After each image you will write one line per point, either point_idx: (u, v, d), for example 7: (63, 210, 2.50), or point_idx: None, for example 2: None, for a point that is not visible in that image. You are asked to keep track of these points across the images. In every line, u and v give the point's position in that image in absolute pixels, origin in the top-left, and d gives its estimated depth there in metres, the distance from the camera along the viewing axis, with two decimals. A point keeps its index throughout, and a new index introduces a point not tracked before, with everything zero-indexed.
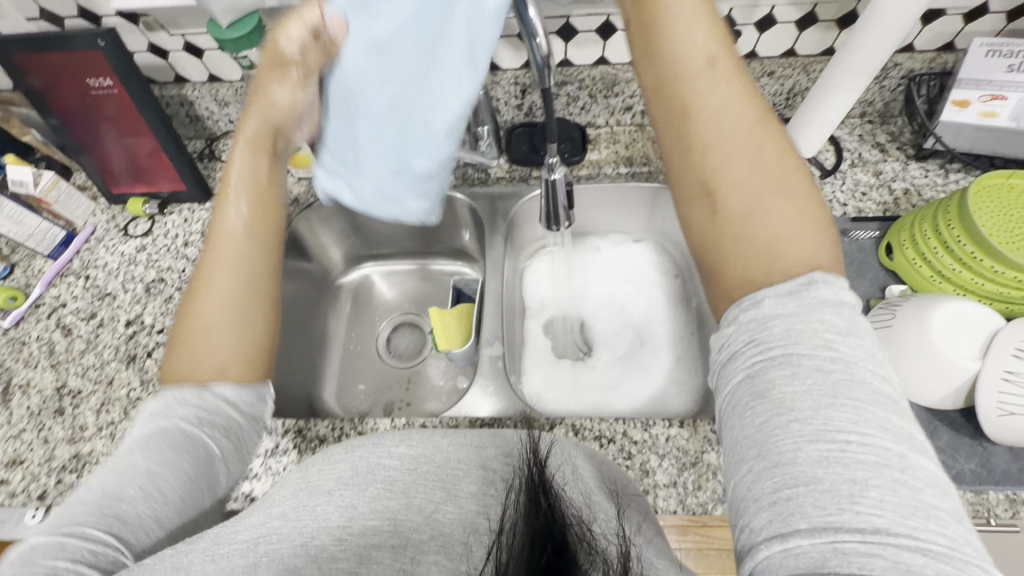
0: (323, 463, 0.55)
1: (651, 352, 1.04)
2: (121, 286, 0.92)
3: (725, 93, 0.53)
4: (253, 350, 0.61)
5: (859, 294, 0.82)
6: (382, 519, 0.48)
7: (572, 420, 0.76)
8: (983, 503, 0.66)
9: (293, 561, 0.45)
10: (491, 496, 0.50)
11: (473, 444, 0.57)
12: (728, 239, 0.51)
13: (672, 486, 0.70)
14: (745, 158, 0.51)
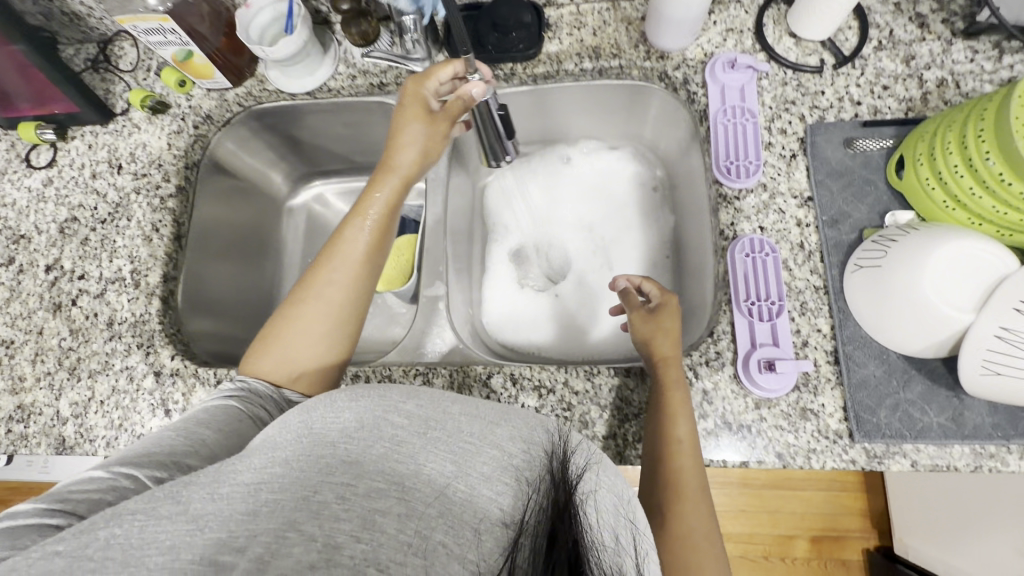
0: (326, 414, 0.46)
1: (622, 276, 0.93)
2: (34, 227, 0.85)
3: (675, 392, 0.62)
4: (325, 356, 0.65)
5: (853, 222, 0.70)
6: (390, 482, 0.40)
7: (511, 369, 0.71)
8: (945, 459, 0.62)
9: (292, 516, 0.37)
10: (504, 486, 0.41)
11: (487, 418, 0.46)
12: (684, 497, 0.57)
13: (611, 437, 0.67)
14: (701, 521, 0.56)
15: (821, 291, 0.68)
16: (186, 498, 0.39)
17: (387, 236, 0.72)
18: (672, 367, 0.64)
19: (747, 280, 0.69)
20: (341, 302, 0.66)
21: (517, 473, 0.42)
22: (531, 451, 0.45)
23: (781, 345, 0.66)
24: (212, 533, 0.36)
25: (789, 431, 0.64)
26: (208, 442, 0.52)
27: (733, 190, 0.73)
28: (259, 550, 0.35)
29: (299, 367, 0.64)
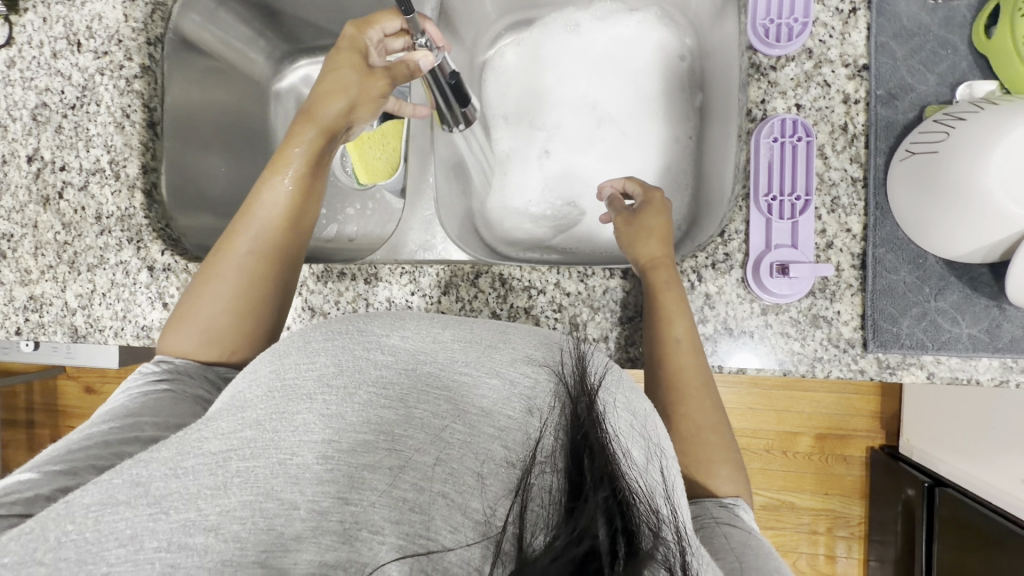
0: (300, 357, 0.37)
1: (638, 163, 0.82)
2: (8, 115, 0.81)
3: (668, 292, 0.58)
4: (240, 324, 0.58)
5: (914, 97, 0.57)
6: (376, 432, 0.33)
7: (500, 270, 0.67)
8: (967, 372, 0.56)
9: (270, 484, 0.31)
10: (510, 421, 0.35)
11: (485, 342, 0.39)
12: (689, 394, 0.54)
13: (602, 341, 0.64)
14: (710, 422, 0.54)
15: (859, 184, 0.58)
16: (146, 479, 0.31)
17: (305, 188, 0.64)
18: (665, 266, 0.60)
19: (770, 171, 0.59)
20: (254, 264, 0.59)
21: (526, 402, 0.36)
22: (538, 388, 0.37)
23: (800, 248, 0.59)
24: (178, 516, 0.29)
25: (796, 338, 0.59)
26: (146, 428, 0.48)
27: (770, 58, 0.60)
28: (235, 528, 0.29)
29: (210, 336, 0.57)
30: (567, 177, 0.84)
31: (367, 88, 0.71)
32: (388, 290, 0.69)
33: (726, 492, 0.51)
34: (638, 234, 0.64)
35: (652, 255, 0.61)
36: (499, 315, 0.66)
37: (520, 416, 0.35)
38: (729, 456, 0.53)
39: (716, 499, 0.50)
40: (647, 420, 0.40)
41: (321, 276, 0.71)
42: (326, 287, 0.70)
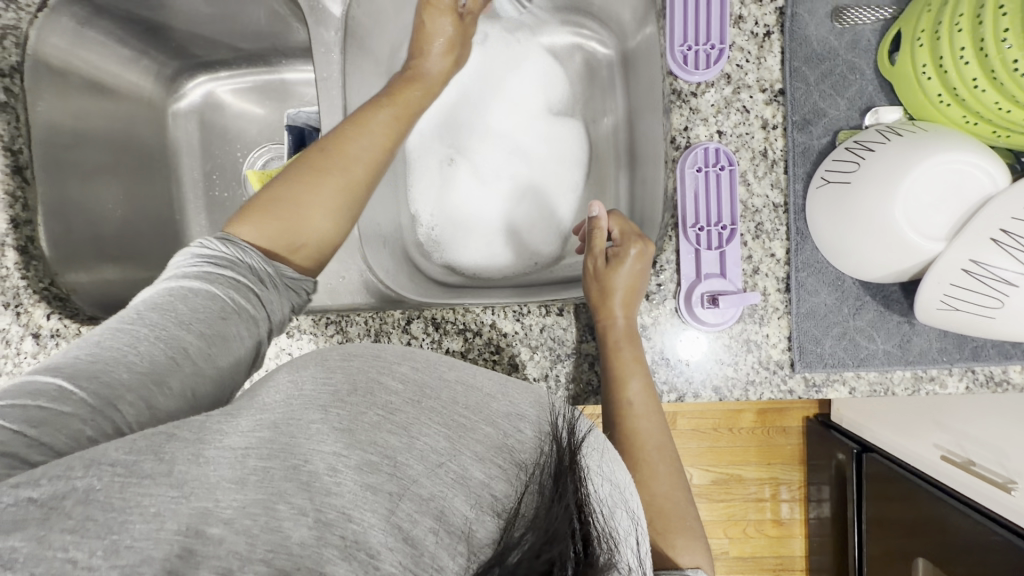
0: (317, 372, 0.37)
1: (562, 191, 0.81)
2: None
3: (620, 354, 0.57)
4: (322, 225, 0.52)
5: (827, 122, 0.58)
6: (383, 455, 0.31)
7: (432, 313, 0.64)
8: (885, 384, 0.59)
9: (282, 485, 0.29)
10: (499, 470, 0.34)
11: (485, 390, 0.39)
12: (642, 460, 0.53)
13: (542, 380, 0.62)
14: (671, 487, 0.52)
15: (781, 209, 0.59)
16: (170, 456, 0.30)
17: (409, 120, 0.62)
18: (622, 334, 0.58)
19: (696, 200, 0.59)
20: (370, 162, 0.55)
21: (509, 456, 0.34)
22: (529, 440, 0.36)
23: (728, 276, 0.59)
24: (196, 502, 0.28)
25: (729, 363, 0.60)
26: (189, 351, 0.39)
27: (690, 85, 0.59)
28: (246, 523, 0.27)
29: (291, 231, 0.50)
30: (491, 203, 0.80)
31: (455, 46, 0.73)
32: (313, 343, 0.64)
33: (686, 562, 0.48)
34: (608, 285, 0.58)
35: (609, 317, 0.58)
36: None
37: (510, 469, 0.34)
38: (688, 526, 0.50)
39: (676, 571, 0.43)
40: (627, 494, 0.38)
41: None
42: None
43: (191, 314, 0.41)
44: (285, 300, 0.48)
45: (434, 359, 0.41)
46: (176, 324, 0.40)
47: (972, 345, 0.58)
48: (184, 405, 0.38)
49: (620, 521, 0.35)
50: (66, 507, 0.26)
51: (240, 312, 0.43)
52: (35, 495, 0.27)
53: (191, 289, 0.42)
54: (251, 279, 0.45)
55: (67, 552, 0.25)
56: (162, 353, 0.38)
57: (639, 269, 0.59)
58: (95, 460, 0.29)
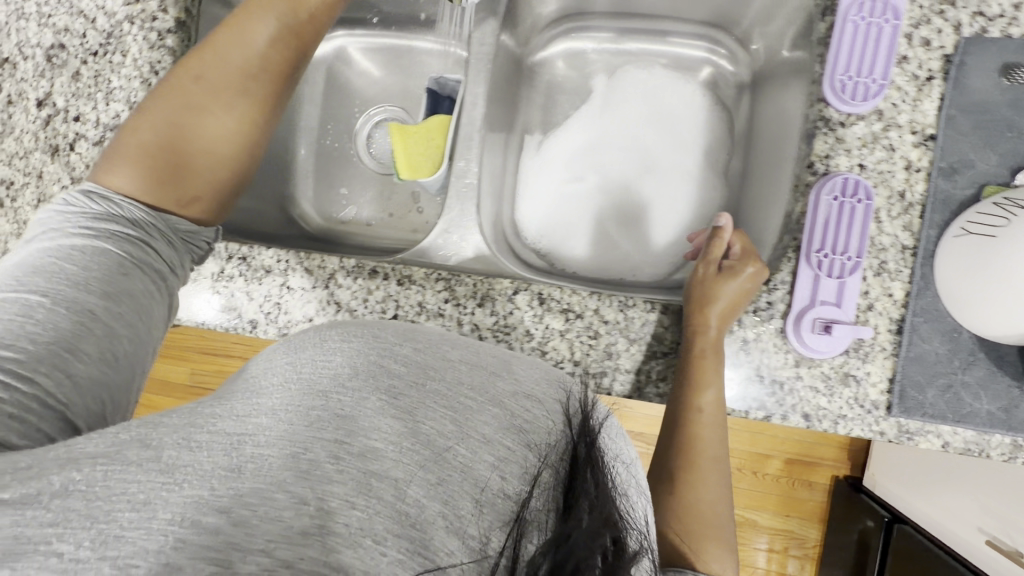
0: (315, 353, 0.44)
1: (677, 187, 0.87)
2: (18, 51, 0.74)
3: (708, 363, 0.59)
4: (212, 169, 0.59)
5: (974, 175, 0.58)
6: (386, 441, 0.38)
7: (539, 289, 0.65)
8: (980, 445, 0.59)
9: (283, 474, 0.36)
10: (509, 453, 0.40)
11: (489, 369, 0.46)
12: (696, 466, 0.56)
13: (634, 372, 0.64)
14: (718, 499, 0.55)
15: (909, 252, 0.59)
16: (157, 442, 0.38)
17: (264, 75, 0.63)
18: (708, 349, 0.59)
19: (825, 228, 0.60)
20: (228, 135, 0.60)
21: (523, 440, 0.41)
22: (550, 431, 0.42)
23: (843, 307, 0.59)
24: (190, 490, 0.35)
25: (824, 394, 0.60)
26: (99, 311, 0.49)
27: (840, 114, 0.60)
28: (243, 512, 0.34)
29: (182, 184, 0.58)
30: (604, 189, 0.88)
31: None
32: (420, 295, 0.67)
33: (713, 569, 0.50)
34: (713, 294, 0.61)
35: (705, 326, 0.60)
36: (533, 334, 0.66)
37: (524, 461, 0.40)
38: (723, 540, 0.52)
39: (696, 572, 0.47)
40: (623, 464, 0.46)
41: (351, 270, 0.68)
42: (356, 282, 0.68)
43: (90, 275, 0.50)
44: (177, 254, 0.59)
45: (433, 343, 0.47)
46: (96, 285, 0.49)
47: None
48: (106, 358, 0.48)
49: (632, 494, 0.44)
50: (42, 501, 0.34)
51: (139, 266, 0.53)
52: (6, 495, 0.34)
53: (98, 249, 0.51)
54: (140, 234, 0.55)
55: (51, 545, 0.32)
56: (81, 315, 0.48)
57: (748, 290, 0.60)
58: (71, 459, 0.37)
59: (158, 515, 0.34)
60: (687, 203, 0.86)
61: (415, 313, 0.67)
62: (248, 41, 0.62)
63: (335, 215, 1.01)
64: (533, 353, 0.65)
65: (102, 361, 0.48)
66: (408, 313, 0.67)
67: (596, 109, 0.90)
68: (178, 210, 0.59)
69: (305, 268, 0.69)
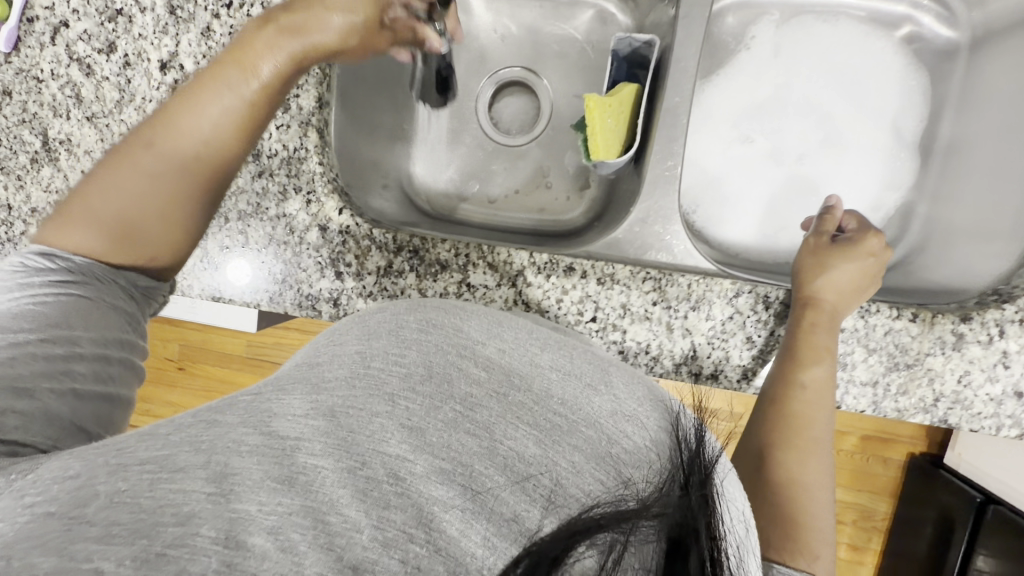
0: (389, 345, 0.35)
1: (867, 157, 0.76)
2: (134, 1, 0.63)
3: (818, 335, 0.55)
4: (155, 228, 0.48)
5: None
6: (456, 463, 0.31)
7: (765, 291, 0.59)
8: None
9: (333, 494, 0.30)
10: (598, 482, 0.32)
11: (584, 380, 0.36)
12: (795, 445, 0.53)
13: (870, 386, 0.57)
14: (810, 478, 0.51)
15: None
16: (207, 446, 0.31)
17: (252, 118, 0.50)
18: (827, 309, 0.56)
19: None
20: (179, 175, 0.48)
21: (615, 469, 0.33)
22: (642, 452, 0.34)
23: None
24: (238, 504, 0.29)
25: None
26: (84, 342, 0.43)
27: None
28: (294, 537, 0.28)
29: (119, 241, 0.46)
30: (776, 156, 0.78)
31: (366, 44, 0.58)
32: (624, 296, 0.60)
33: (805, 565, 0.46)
34: (824, 263, 0.60)
35: (812, 295, 0.57)
36: (755, 341, 0.59)
37: (612, 485, 0.33)
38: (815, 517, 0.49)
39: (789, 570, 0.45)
40: (745, 525, 0.36)
41: (543, 267, 0.61)
42: (549, 280, 0.61)
43: (60, 314, 0.42)
44: (142, 304, 0.50)
45: (519, 342, 0.37)
46: (80, 321, 0.43)
47: None
48: (100, 380, 0.43)
49: (752, 538, 0.36)
50: (87, 515, 0.28)
51: (115, 308, 0.46)
52: (55, 508, 0.28)
53: (65, 294, 0.43)
54: (117, 284, 0.47)
55: (93, 562, 0.26)
56: (62, 346, 0.41)
57: (869, 263, 0.60)
58: (122, 466, 0.30)
59: (199, 532, 0.28)
60: (879, 177, 0.76)
61: (617, 316, 0.60)
62: (214, 87, 0.49)
63: (454, 189, 0.90)
64: (753, 362, 0.59)
65: (99, 382, 0.43)
66: (609, 316, 0.60)
67: (774, 70, 0.78)
68: (129, 268, 0.48)
69: (489, 263, 0.62)
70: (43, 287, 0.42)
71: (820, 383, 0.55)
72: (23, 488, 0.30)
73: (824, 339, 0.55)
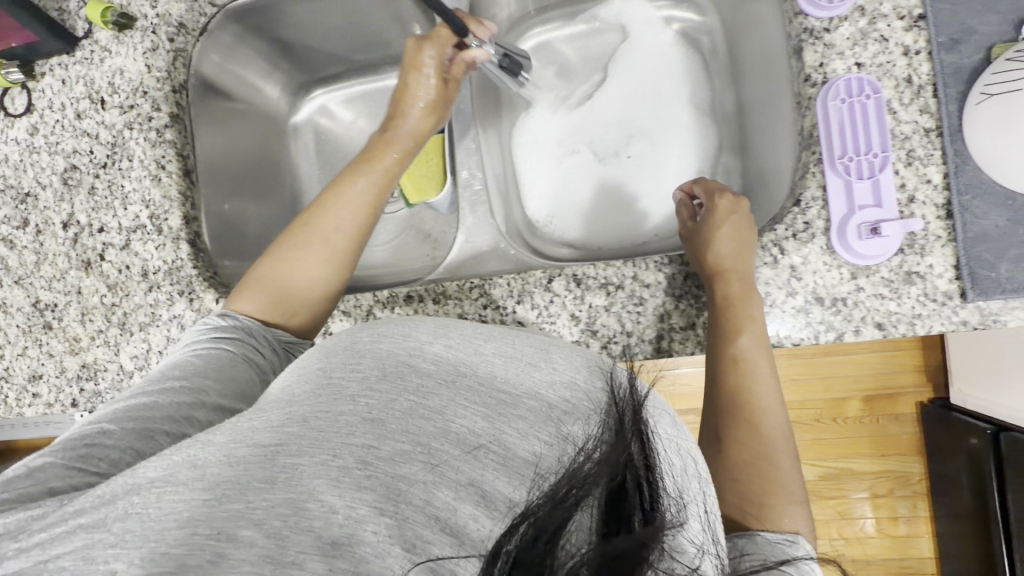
0: (345, 358, 0.41)
1: (676, 135, 0.86)
2: (37, 183, 0.79)
3: (744, 304, 0.58)
4: (312, 290, 0.62)
5: (979, 40, 0.57)
6: (415, 443, 0.36)
7: (573, 271, 0.65)
8: None
9: (311, 484, 0.34)
10: (546, 443, 0.38)
11: (525, 360, 0.43)
12: (750, 405, 0.56)
13: (689, 329, 0.62)
14: (779, 434, 0.55)
15: (934, 133, 0.57)
16: (202, 461, 0.36)
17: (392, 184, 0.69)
18: (733, 272, 0.59)
19: (842, 133, 0.58)
20: (350, 237, 0.64)
21: (556, 426, 0.39)
22: (575, 408, 0.41)
23: (884, 206, 0.58)
24: (229, 504, 0.33)
25: (891, 298, 0.58)
26: (210, 392, 0.49)
27: (821, 21, 0.60)
28: (277, 524, 0.32)
29: (284, 303, 0.61)
30: (600, 157, 0.88)
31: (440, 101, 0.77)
32: (459, 308, 0.67)
33: None
34: (710, 234, 0.63)
35: (722, 263, 0.60)
36: (579, 316, 0.64)
37: (553, 441, 0.39)
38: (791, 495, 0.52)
39: (775, 534, 0.48)
40: (692, 469, 0.42)
41: (387, 301, 0.69)
42: (394, 312, 0.69)
43: (204, 366, 0.51)
44: (281, 356, 0.58)
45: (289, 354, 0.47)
46: (211, 374, 0.50)
47: None
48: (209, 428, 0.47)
49: (694, 478, 0.41)
50: (107, 526, 0.33)
51: (245, 360, 0.54)
52: (83, 520, 0.34)
53: (213, 351, 0.53)
54: (252, 340, 0.56)
55: (108, 563, 0.31)
56: (191, 397, 0.48)
57: (735, 219, 0.64)
58: (137, 483, 0.35)
59: (198, 531, 0.32)
60: (691, 147, 0.85)
61: None
62: (350, 177, 0.67)
63: None
64: (584, 336, 0.64)
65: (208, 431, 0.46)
66: None
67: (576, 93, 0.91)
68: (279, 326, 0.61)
69: (342, 311, 0.70)
70: (196, 351, 0.53)
71: (754, 351, 0.57)
72: (65, 507, 0.36)
73: (751, 305, 0.58)
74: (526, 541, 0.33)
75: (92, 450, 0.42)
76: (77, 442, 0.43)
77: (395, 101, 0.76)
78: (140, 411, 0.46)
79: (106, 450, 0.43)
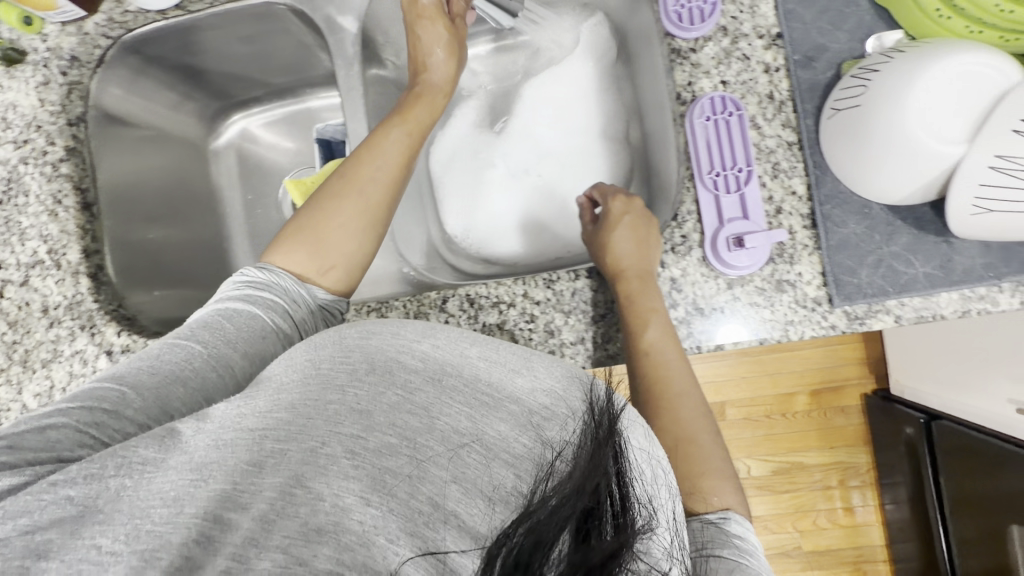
0: (336, 350, 0.40)
1: (584, 149, 0.88)
2: None
3: (642, 299, 0.59)
4: (360, 241, 0.58)
5: (829, 57, 0.61)
6: (401, 436, 0.36)
7: (466, 290, 0.66)
8: (932, 309, 0.58)
9: (303, 467, 0.35)
10: (524, 451, 0.37)
11: (508, 366, 0.42)
12: (665, 397, 0.55)
13: (580, 343, 0.63)
14: (699, 417, 0.55)
15: (795, 146, 0.60)
16: (191, 448, 0.36)
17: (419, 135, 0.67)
18: (633, 275, 0.59)
19: (709, 148, 0.61)
20: (384, 188, 0.60)
21: (536, 433, 0.38)
22: (554, 413, 0.39)
23: (751, 218, 0.60)
24: (216, 483, 0.34)
25: (765, 306, 0.59)
26: (235, 366, 0.47)
27: (688, 42, 0.63)
28: (267, 508, 0.33)
29: (321, 255, 0.56)
30: (513, 173, 0.90)
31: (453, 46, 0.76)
32: None
33: None
34: (606, 239, 0.64)
35: (620, 266, 0.60)
36: None
37: (534, 448, 0.38)
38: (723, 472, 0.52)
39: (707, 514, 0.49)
40: (657, 482, 0.40)
41: None
42: None
43: (236, 332, 0.48)
44: (318, 320, 0.55)
45: None
46: (238, 347, 0.48)
47: (1020, 257, 0.56)
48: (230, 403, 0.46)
49: (663, 493, 0.40)
50: (99, 504, 0.33)
51: (272, 331, 0.50)
52: (74, 492, 0.34)
53: (247, 311, 0.49)
54: (286, 303, 0.52)
55: (94, 539, 0.31)
56: (215, 369, 0.46)
57: (627, 219, 0.64)
58: (128, 460, 0.36)
59: (185, 509, 0.33)
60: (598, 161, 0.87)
61: None
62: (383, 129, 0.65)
63: None
64: None
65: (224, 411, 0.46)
66: None
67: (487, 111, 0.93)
68: (318, 281, 0.56)
69: None
70: (235, 306, 0.49)
71: (659, 342, 0.57)
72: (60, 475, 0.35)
73: (652, 293, 0.59)
74: (525, 540, 0.32)
75: (107, 420, 0.41)
76: (95, 406, 0.41)
77: (414, 55, 0.75)
78: (161, 381, 0.44)
79: (122, 424, 0.41)
